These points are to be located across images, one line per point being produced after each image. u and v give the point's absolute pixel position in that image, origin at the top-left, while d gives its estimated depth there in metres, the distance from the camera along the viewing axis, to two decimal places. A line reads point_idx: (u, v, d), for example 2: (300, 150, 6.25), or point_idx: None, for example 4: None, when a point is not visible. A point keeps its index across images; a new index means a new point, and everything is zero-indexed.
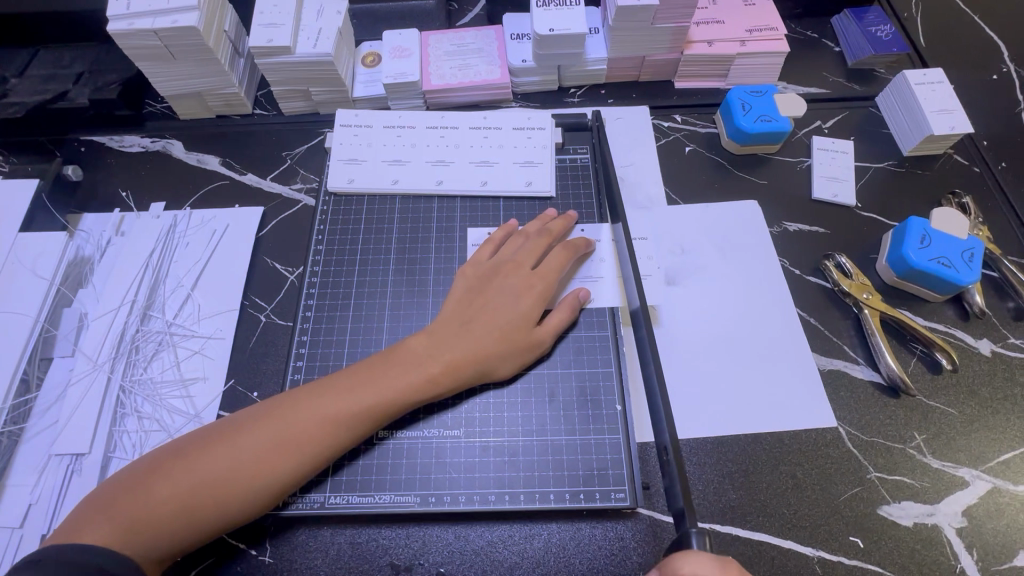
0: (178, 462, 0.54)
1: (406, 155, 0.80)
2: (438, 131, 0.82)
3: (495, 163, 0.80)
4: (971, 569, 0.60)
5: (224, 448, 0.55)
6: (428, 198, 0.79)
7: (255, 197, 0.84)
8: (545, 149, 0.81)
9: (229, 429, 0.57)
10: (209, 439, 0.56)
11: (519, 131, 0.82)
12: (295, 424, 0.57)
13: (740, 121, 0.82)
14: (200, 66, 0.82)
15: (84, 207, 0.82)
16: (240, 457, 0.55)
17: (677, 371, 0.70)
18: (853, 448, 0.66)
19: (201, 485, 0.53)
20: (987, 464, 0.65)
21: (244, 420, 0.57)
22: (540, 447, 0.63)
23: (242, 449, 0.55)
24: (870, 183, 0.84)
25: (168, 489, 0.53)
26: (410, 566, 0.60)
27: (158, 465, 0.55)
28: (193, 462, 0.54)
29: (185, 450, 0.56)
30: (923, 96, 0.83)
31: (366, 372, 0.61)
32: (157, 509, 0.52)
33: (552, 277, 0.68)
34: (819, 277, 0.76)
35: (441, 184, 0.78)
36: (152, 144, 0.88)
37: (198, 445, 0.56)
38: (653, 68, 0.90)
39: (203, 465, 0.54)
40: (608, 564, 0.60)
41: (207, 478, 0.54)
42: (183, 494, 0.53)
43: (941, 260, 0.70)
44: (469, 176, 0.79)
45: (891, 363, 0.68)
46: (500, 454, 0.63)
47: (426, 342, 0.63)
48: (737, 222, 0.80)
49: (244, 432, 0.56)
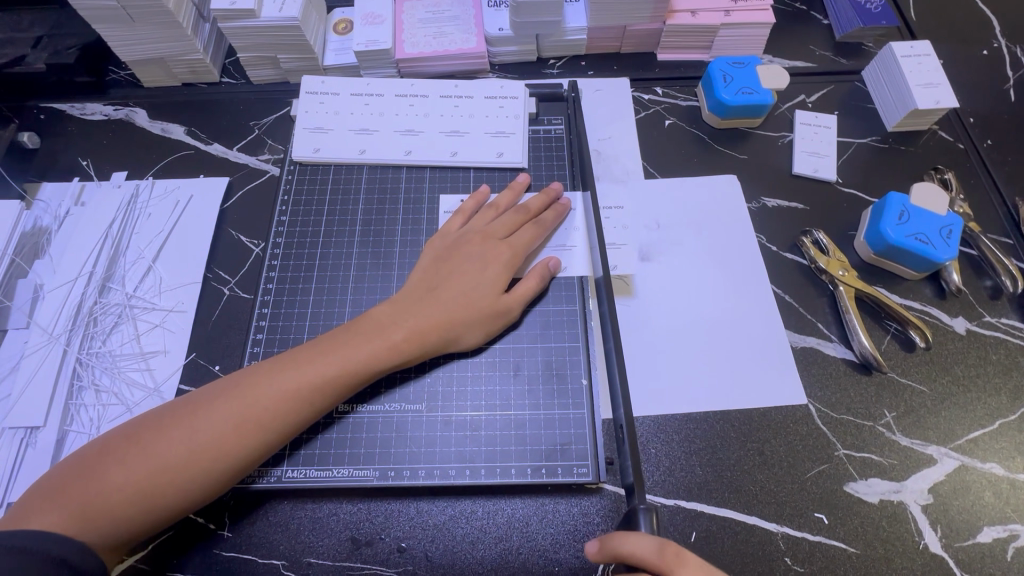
0: (129, 445, 0.52)
1: (375, 125, 0.78)
2: (408, 100, 0.79)
3: (466, 133, 0.78)
4: (935, 545, 0.59)
5: (178, 428, 0.52)
6: (397, 168, 0.77)
7: (220, 167, 0.81)
8: (519, 119, 0.78)
9: (184, 408, 0.54)
10: (162, 419, 0.53)
11: (492, 101, 0.79)
12: (254, 400, 0.54)
13: (721, 93, 0.80)
14: (161, 30, 0.78)
15: (43, 176, 0.79)
16: (196, 437, 0.52)
17: (647, 346, 0.68)
18: (822, 425, 0.65)
19: (155, 468, 0.51)
20: (956, 441, 0.64)
21: (200, 399, 0.55)
22: (505, 422, 0.62)
23: (199, 428, 0.52)
24: (851, 158, 0.82)
25: (121, 474, 0.50)
26: (370, 540, 0.59)
27: (109, 448, 0.52)
28: (146, 444, 0.52)
29: (138, 431, 0.53)
30: (909, 69, 0.81)
31: (329, 341, 0.59)
32: (109, 495, 0.49)
33: (521, 247, 0.66)
34: (796, 254, 0.75)
35: (410, 154, 0.76)
36: (115, 112, 0.85)
37: (152, 427, 0.53)
38: (635, 39, 0.87)
39: (158, 447, 0.51)
40: (570, 539, 0.59)
41: (163, 461, 0.51)
42: (137, 478, 0.50)
43: (918, 237, 0.69)
44: (438, 146, 0.77)
45: (863, 340, 0.67)
46: (464, 429, 0.62)
47: (390, 311, 0.61)
48: (715, 197, 0.78)
49: (200, 411, 0.53)
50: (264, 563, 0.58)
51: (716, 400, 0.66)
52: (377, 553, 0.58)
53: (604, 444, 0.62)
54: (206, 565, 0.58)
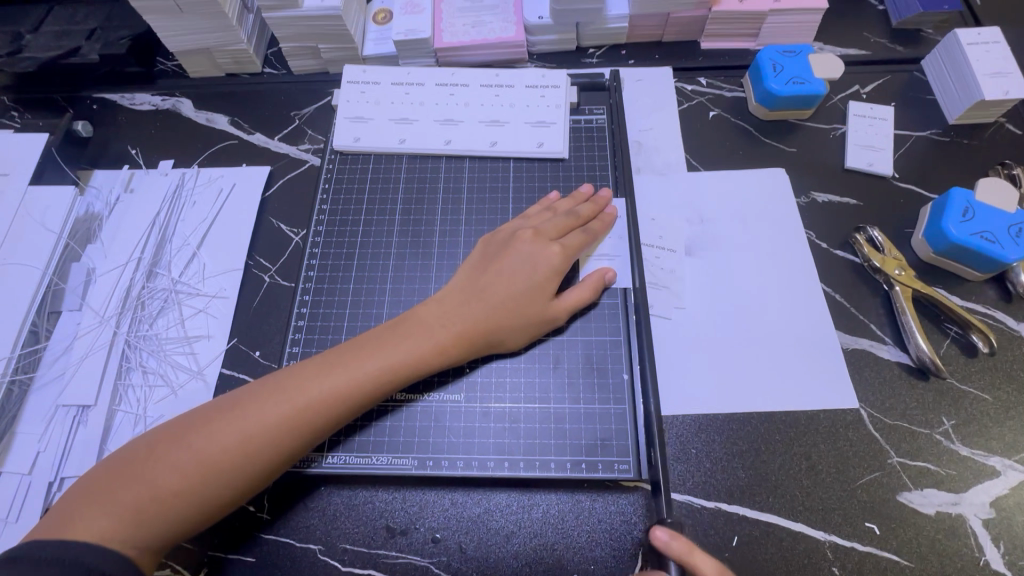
0: (173, 448, 0.52)
1: (415, 114, 0.78)
2: (448, 89, 0.79)
3: (506, 122, 0.77)
4: (997, 563, 0.56)
5: (221, 430, 0.53)
6: (436, 157, 0.77)
7: (262, 156, 0.82)
8: (558, 109, 0.77)
9: (225, 409, 0.54)
10: (207, 420, 0.53)
11: (532, 90, 0.78)
12: (301, 404, 0.54)
13: (770, 83, 0.77)
14: (207, 21, 0.79)
15: (95, 164, 0.82)
16: (241, 439, 0.52)
17: (689, 341, 0.67)
18: (874, 431, 0.62)
19: (202, 472, 0.51)
20: (1021, 453, 0.60)
21: (242, 399, 0.55)
22: (542, 414, 0.62)
23: (245, 432, 0.53)
24: (910, 152, 0.78)
25: (168, 478, 0.51)
26: (406, 530, 0.59)
27: (155, 448, 0.52)
28: (190, 447, 0.52)
29: (182, 433, 0.53)
30: (976, 58, 0.76)
31: (371, 342, 0.59)
32: (156, 499, 0.50)
33: (571, 250, 0.65)
34: (848, 251, 0.72)
35: (450, 144, 0.76)
36: (163, 102, 0.87)
37: (196, 429, 0.53)
38: (679, 26, 0.85)
39: (204, 449, 0.52)
40: (609, 538, 0.58)
41: (207, 463, 0.51)
42: (184, 481, 0.51)
43: (984, 235, 0.65)
44: (477, 135, 0.76)
45: (921, 344, 0.64)
46: (501, 420, 0.62)
47: (432, 311, 0.61)
48: (764, 193, 0.75)
49: (243, 413, 0.54)
50: (301, 547, 0.59)
51: (760, 402, 0.63)
52: (412, 542, 0.58)
53: (645, 441, 0.61)
54: (246, 546, 0.59)
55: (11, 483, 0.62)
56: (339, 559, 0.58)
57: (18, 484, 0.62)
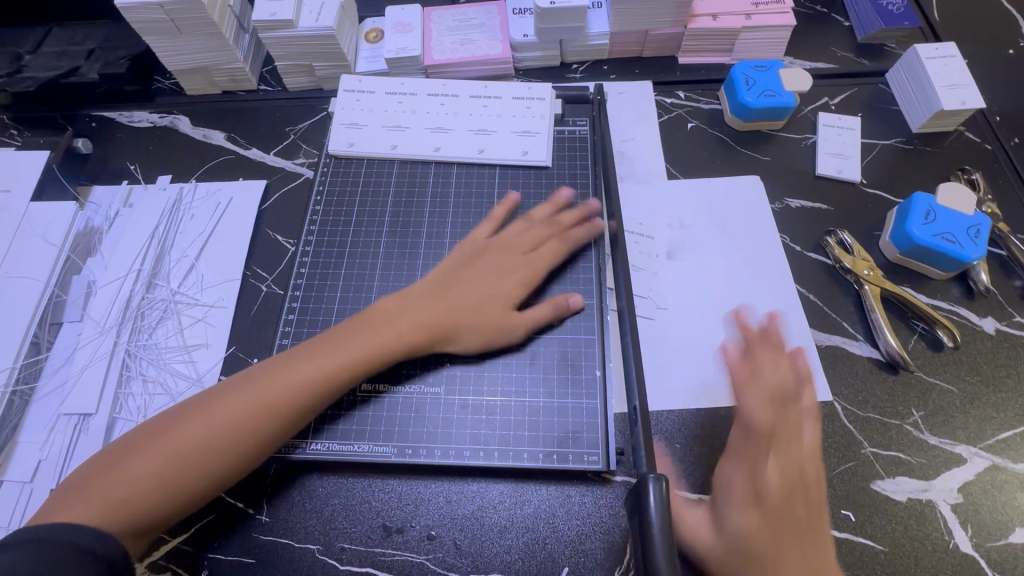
0: (151, 438, 0.54)
1: (406, 121, 0.81)
2: (439, 99, 0.83)
3: (493, 131, 0.80)
4: (965, 545, 0.59)
5: (198, 418, 0.55)
6: (426, 163, 0.80)
7: (258, 170, 0.85)
8: (543, 119, 0.81)
9: (202, 400, 0.56)
10: (182, 412, 0.55)
11: (519, 101, 0.82)
12: (268, 397, 0.56)
13: (743, 95, 0.81)
14: (205, 40, 0.82)
15: (94, 179, 0.84)
16: (218, 424, 0.54)
17: (670, 340, 0.70)
18: (848, 423, 0.65)
19: (177, 457, 0.53)
20: (986, 441, 0.64)
21: (219, 391, 0.57)
22: (518, 407, 0.64)
23: (218, 418, 0.55)
24: (876, 160, 0.82)
25: (145, 466, 0.52)
26: (402, 528, 0.61)
27: (135, 441, 0.54)
28: (168, 436, 0.54)
29: (161, 425, 0.55)
30: (934, 70, 0.81)
31: (345, 333, 0.61)
32: (132, 488, 0.51)
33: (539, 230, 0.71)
34: (821, 254, 0.75)
35: (439, 151, 0.79)
36: (160, 119, 0.90)
37: (174, 419, 0.55)
38: (657, 43, 0.89)
39: (172, 440, 0.54)
40: (597, 531, 0.60)
41: (184, 448, 0.53)
42: (162, 465, 0.53)
43: (945, 236, 0.69)
44: (466, 141, 0.80)
45: (890, 340, 0.67)
46: (478, 412, 0.64)
47: (405, 300, 0.64)
48: (742, 200, 0.79)
49: (220, 401, 0.56)
50: (300, 547, 0.60)
51: None
52: (408, 540, 0.60)
53: (615, 434, 0.64)
54: (246, 547, 0.60)
55: (14, 491, 0.63)
56: (336, 558, 0.60)
57: (20, 491, 0.63)
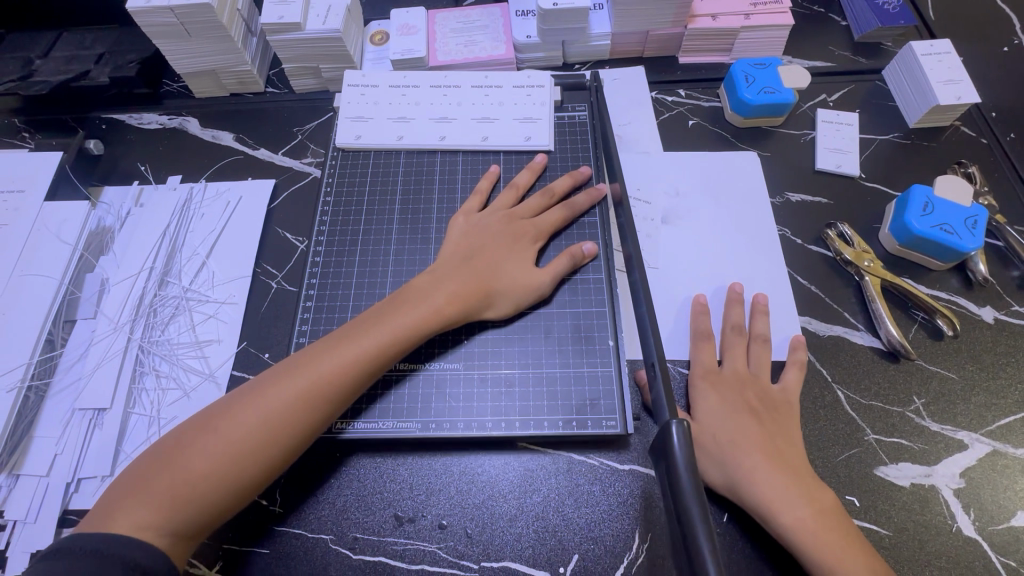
0: (200, 436, 0.54)
1: (410, 112, 0.83)
2: (442, 90, 0.84)
3: (496, 119, 0.82)
4: (969, 529, 0.60)
5: (245, 412, 0.55)
6: (432, 153, 0.81)
7: (267, 170, 0.86)
8: (544, 107, 0.82)
9: (246, 395, 0.56)
10: (228, 408, 0.56)
11: (519, 89, 0.84)
12: (309, 384, 0.56)
13: (743, 93, 0.83)
14: (214, 44, 0.84)
15: (106, 180, 0.86)
16: (264, 416, 0.55)
17: (676, 328, 0.72)
18: (851, 411, 0.66)
19: (229, 453, 0.53)
20: (987, 427, 0.65)
21: (261, 384, 0.57)
22: (535, 377, 0.66)
23: (265, 410, 0.55)
24: (874, 155, 0.83)
25: (198, 463, 0.52)
26: (414, 518, 0.62)
27: (182, 441, 0.54)
28: (217, 432, 0.54)
29: (208, 422, 0.55)
30: (930, 66, 0.83)
31: (377, 316, 0.62)
32: (189, 486, 0.52)
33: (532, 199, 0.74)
34: (821, 246, 0.77)
35: (444, 140, 0.81)
36: (170, 120, 0.91)
37: (220, 415, 0.55)
38: (657, 43, 0.91)
39: (222, 437, 0.54)
40: (606, 518, 0.61)
41: (236, 443, 0.54)
42: (215, 462, 0.53)
43: (943, 227, 0.70)
44: (470, 129, 0.81)
45: (891, 329, 0.68)
46: (496, 384, 0.65)
47: (431, 279, 0.65)
48: (743, 196, 0.80)
49: (265, 393, 0.56)
50: (314, 537, 0.61)
51: None
52: (420, 529, 0.61)
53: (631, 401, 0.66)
54: (260, 538, 0.61)
55: (30, 485, 0.64)
56: (350, 547, 0.61)
57: (36, 486, 0.64)
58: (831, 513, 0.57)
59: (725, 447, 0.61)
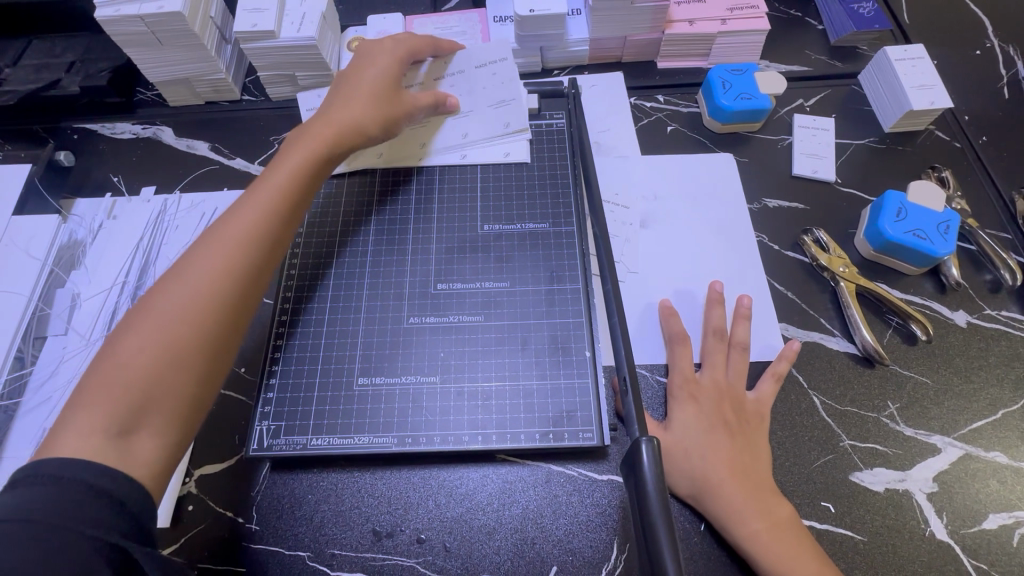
0: (121, 345, 0.52)
1: None
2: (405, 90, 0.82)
3: (468, 112, 0.81)
4: (941, 533, 0.61)
5: (164, 298, 0.55)
6: (411, 163, 0.80)
7: (242, 180, 0.85)
8: (514, 94, 0.82)
9: (152, 294, 0.56)
10: (143, 309, 0.55)
11: (483, 69, 0.82)
12: (232, 234, 0.59)
13: (720, 99, 0.83)
14: (185, 52, 0.83)
15: (77, 192, 0.84)
16: (196, 271, 0.57)
17: (657, 333, 0.71)
18: (826, 417, 0.67)
19: (160, 337, 0.53)
20: (959, 431, 0.66)
21: (171, 272, 0.57)
22: (512, 390, 0.66)
23: (186, 286, 0.56)
24: (850, 160, 0.84)
25: (129, 371, 0.51)
26: (391, 533, 0.61)
27: (110, 349, 0.53)
28: (139, 334, 0.53)
29: (127, 329, 0.53)
30: (904, 72, 0.83)
31: (277, 165, 0.66)
32: (133, 379, 0.51)
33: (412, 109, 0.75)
34: (798, 252, 0.77)
35: (424, 146, 0.80)
36: (144, 130, 0.90)
37: (137, 317, 0.54)
38: (636, 48, 0.91)
39: (149, 330, 0.53)
40: (584, 530, 0.61)
41: (168, 321, 0.54)
42: (149, 360, 0.52)
43: (916, 233, 0.71)
44: (448, 130, 0.81)
45: (865, 334, 0.69)
46: (473, 398, 0.65)
47: (305, 129, 0.69)
48: (721, 201, 0.81)
49: (180, 273, 0.57)
50: (291, 555, 0.61)
51: None
52: (398, 544, 0.61)
53: (608, 412, 0.66)
54: (237, 557, 0.61)
55: None
56: (327, 564, 0.60)
57: None
58: (785, 526, 0.58)
59: (697, 462, 0.62)
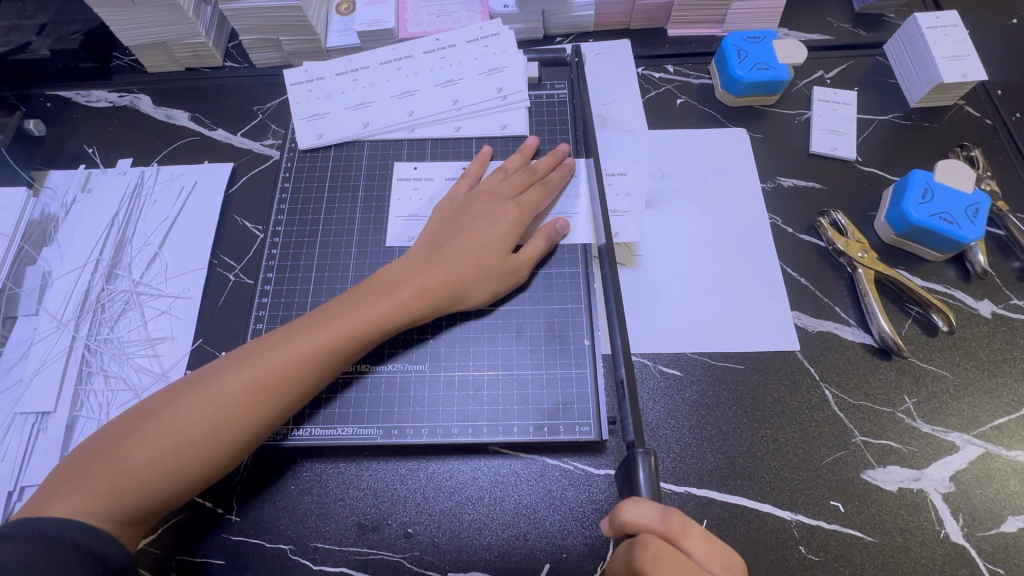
0: (143, 425, 0.51)
1: (369, 97, 0.77)
2: (394, 64, 0.79)
3: (459, 79, 0.77)
4: (955, 535, 0.57)
5: (194, 402, 0.52)
6: (399, 130, 0.76)
7: (224, 152, 0.80)
8: (509, 65, 0.77)
9: (193, 385, 0.53)
10: (174, 397, 0.53)
11: (473, 44, 0.79)
12: (265, 366, 0.54)
13: (735, 69, 0.77)
14: (161, 13, 0.77)
15: (50, 163, 0.80)
16: (224, 389, 0.52)
17: (659, 319, 0.67)
18: (838, 411, 0.63)
19: (170, 444, 0.50)
20: (980, 428, 0.62)
21: (213, 371, 0.54)
22: (505, 381, 0.62)
23: (213, 403, 0.52)
24: (871, 137, 0.78)
25: (138, 455, 0.50)
26: (377, 526, 0.59)
27: (126, 429, 0.51)
28: (162, 424, 0.51)
29: (155, 411, 0.52)
30: (935, 41, 0.77)
31: (342, 306, 0.58)
32: (135, 472, 0.49)
33: (529, 207, 0.66)
34: (814, 236, 0.72)
35: (414, 114, 0.76)
36: (120, 98, 0.84)
37: (166, 403, 0.52)
38: (645, 14, 0.85)
39: (167, 427, 0.51)
40: (578, 527, 0.58)
41: (185, 431, 0.51)
42: (158, 454, 0.50)
43: (943, 216, 0.66)
44: (438, 96, 0.76)
45: (883, 325, 0.65)
46: (464, 388, 0.62)
47: (397, 269, 0.61)
48: (732, 180, 0.76)
49: (220, 379, 0.53)
50: (272, 547, 0.58)
51: (719, 378, 0.65)
52: (384, 538, 0.58)
53: (605, 403, 0.62)
54: (216, 548, 0.58)
55: None
56: (310, 558, 0.58)
57: None
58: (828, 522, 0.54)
59: None
